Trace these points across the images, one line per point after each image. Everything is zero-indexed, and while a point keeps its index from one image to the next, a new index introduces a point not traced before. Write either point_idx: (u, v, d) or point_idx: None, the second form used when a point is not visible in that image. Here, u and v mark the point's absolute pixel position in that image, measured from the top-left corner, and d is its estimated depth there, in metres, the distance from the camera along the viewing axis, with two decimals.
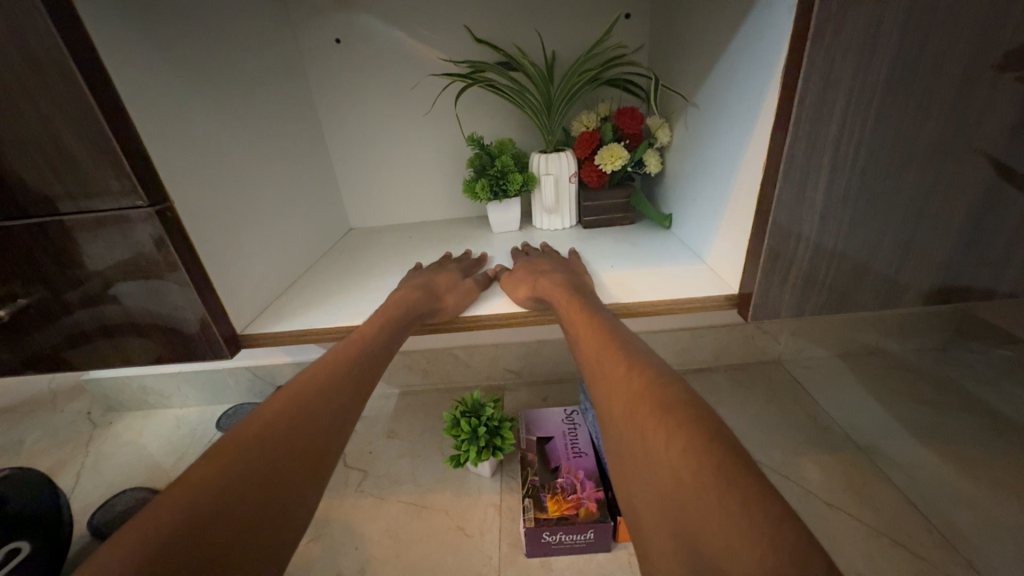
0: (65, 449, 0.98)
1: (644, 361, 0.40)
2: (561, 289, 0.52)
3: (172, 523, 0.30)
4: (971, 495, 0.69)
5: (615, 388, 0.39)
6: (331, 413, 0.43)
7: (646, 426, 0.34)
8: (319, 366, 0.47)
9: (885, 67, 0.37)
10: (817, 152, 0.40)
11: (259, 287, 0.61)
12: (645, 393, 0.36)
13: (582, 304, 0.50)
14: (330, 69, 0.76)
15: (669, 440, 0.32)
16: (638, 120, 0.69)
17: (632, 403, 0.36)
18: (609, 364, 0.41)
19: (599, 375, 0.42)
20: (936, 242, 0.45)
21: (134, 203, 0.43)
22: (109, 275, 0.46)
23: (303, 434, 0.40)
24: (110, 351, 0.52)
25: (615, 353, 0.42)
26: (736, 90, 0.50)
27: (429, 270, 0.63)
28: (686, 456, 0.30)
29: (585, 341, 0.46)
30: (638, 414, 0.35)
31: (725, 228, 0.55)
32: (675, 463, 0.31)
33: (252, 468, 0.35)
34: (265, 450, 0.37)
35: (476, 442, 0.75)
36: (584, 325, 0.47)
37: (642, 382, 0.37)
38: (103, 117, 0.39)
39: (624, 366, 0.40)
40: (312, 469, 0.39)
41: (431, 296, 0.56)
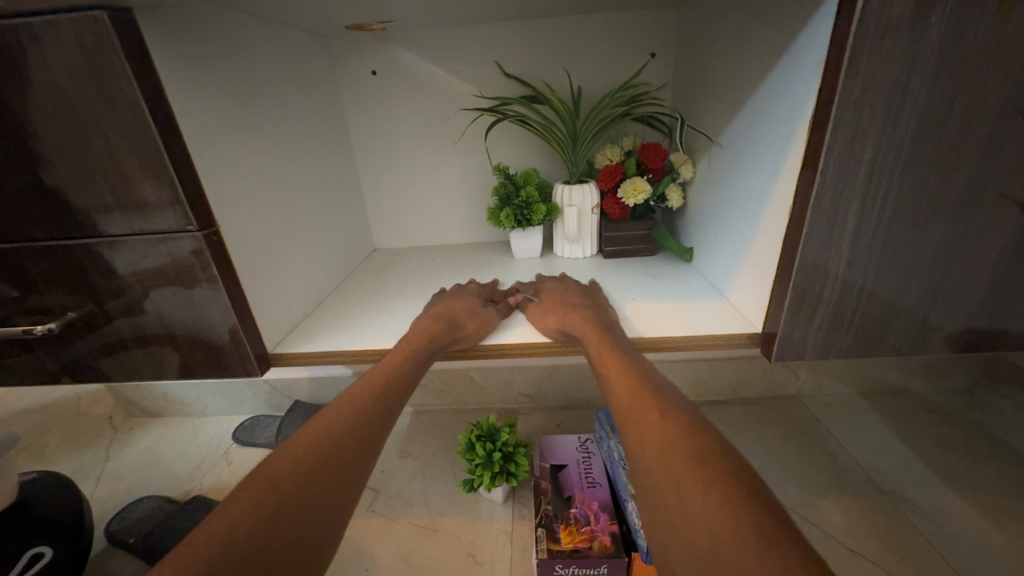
0: (87, 454, 1.00)
1: (677, 408, 0.40)
2: (590, 327, 0.53)
3: (208, 560, 0.31)
4: (1004, 548, 0.66)
5: (647, 435, 0.39)
6: (357, 444, 0.44)
7: (680, 478, 0.34)
8: (345, 399, 0.48)
9: (911, 121, 0.38)
10: (844, 199, 0.41)
11: (290, 306, 0.63)
12: (680, 442, 0.36)
13: (611, 345, 0.50)
14: (366, 97, 0.80)
15: (706, 494, 0.32)
16: (662, 156, 0.71)
17: (666, 452, 0.37)
18: (641, 410, 0.42)
19: (631, 419, 0.42)
20: (966, 290, 0.45)
21: (185, 226, 0.45)
22: (154, 291, 0.49)
23: (333, 466, 0.41)
24: (147, 362, 0.54)
25: (646, 398, 0.42)
26: (762, 133, 0.51)
27: (452, 295, 0.64)
28: (724, 514, 0.30)
29: (614, 383, 0.46)
30: (671, 463, 0.35)
31: (748, 266, 0.55)
32: (711, 519, 0.31)
33: (282, 501, 0.36)
34: (295, 482, 0.38)
35: (490, 467, 0.75)
36: (613, 365, 0.48)
37: (676, 431, 0.37)
38: (166, 148, 0.42)
39: (656, 412, 0.40)
40: (339, 501, 0.40)
41: (458, 324, 0.58)
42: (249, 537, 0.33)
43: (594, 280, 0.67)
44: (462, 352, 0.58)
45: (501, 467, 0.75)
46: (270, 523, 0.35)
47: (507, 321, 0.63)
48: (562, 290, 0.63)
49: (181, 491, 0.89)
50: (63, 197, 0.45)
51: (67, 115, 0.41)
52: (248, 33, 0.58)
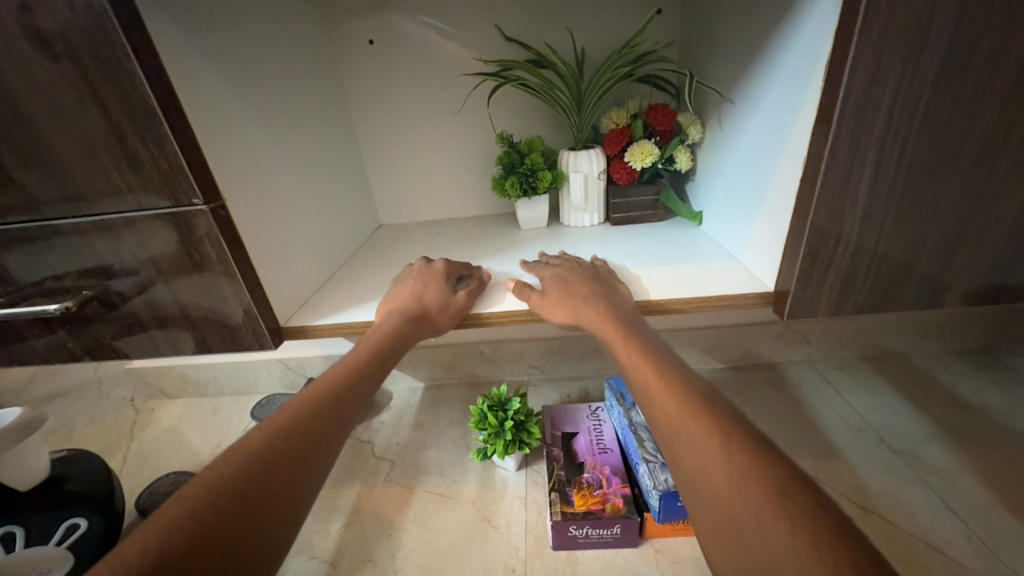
0: (112, 434, 1.03)
1: (734, 429, 0.38)
2: (611, 323, 0.52)
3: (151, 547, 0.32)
4: (1015, 503, 0.66)
5: (709, 459, 0.37)
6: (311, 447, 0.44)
7: (761, 515, 0.32)
8: (301, 400, 0.47)
9: (934, 62, 0.37)
10: (861, 149, 0.40)
11: (300, 281, 0.63)
12: (753, 474, 0.34)
13: (639, 345, 0.49)
14: (364, 68, 0.78)
15: (796, 535, 0.30)
16: (670, 117, 0.69)
17: (735, 482, 0.35)
18: (694, 429, 0.39)
19: (682, 437, 0.40)
20: (985, 241, 0.44)
21: (190, 201, 0.45)
22: (164, 268, 0.49)
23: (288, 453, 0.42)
24: (165, 341, 0.55)
25: (697, 413, 0.40)
26: (775, 85, 0.49)
27: (429, 273, 0.62)
28: (820, 556, 0.29)
29: (657, 396, 0.44)
30: (747, 495, 0.34)
31: (759, 226, 0.54)
32: (802, 560, 0.29)
33: (229, 508, 0.36)
34: (239, 483, 0.38)
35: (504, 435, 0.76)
36: (647, 368, 0.46)
37: (746, 459, 0.35)
38: (165, 120, 0.42)
39: (717, 434, 0.38)
40: (286, 508, 0.39)
41: (425, 321, 0.57)
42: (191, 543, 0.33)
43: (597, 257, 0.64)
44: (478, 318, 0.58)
45: (514, 435, 0.76)
46: (207, 519, 0.35)
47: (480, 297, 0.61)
48: (568, 272, 0.58)
49: (205, 466, 0.92)
50: (69, 177, 0.44)
51: (65, 88, 0.40)
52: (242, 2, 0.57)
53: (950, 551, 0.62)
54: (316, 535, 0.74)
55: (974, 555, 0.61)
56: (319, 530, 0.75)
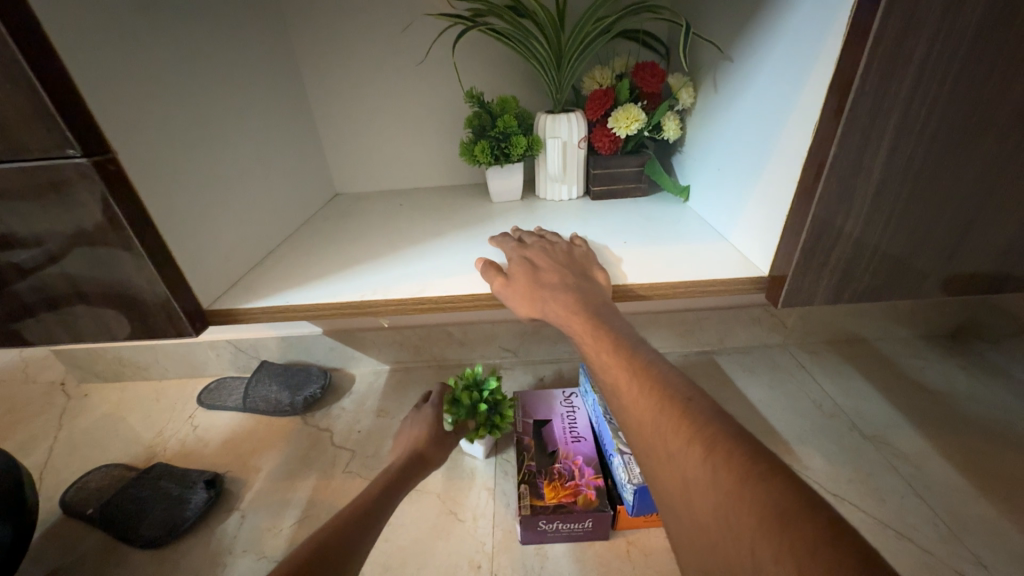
0: (37, 423, 0.93)
1: (719, 435, 0.34)
2: (579, 319, 0.45)
3: None
4: (978, 489, 0.67)
5: (691, 479, 0.33)
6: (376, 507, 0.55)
7: (751, 545, 0.28)
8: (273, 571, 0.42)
9: (976, 7, 0.31)
10: (882, 113, 0.34)
11: (233, 256, 0.55)
12: (739, 495, 0.30)
13: (612, 342, 0.43)
14: (311, 8, 0.67)
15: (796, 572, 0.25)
16: (659, 78, 0.61)
17: (722, 503, 0.30)
18: (673, 441, 0.35)
19: (660, 452, 0.36)
20: (998, 224, 0.40)
21: (66, 152, 0.36)
22: (46, 240, 0.40)
23: None
24: (61, 327, 0.46)
25: (675, 422, 0.36)
26: (782, 37, 0.43)
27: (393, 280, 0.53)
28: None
29: (632, 406, 0.39)
30: (736, 522, 0.29)
31: (754, 203, 0.49)
32: None
33: None
34: None
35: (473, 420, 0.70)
36: (615, 369, 0.42)
37: (728, 473, 0.31)
38: (16, 40, 0.32)
39: (698, 446, 0.33)
40: None
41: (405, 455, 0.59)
42: None
43: (575, 235, 0.57)
44: (436, 302, 0.51)
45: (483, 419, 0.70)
46: None
47: (430, 272, 0.55)
48: (540, 256, 0.52)
49: (143, 458, 0.84)
50: None
51: None
52: None
53: (918, 539, 0.61)
54: (266, 533, 0.68)
55: (942, 542, 0.61)
56: (269, 528, 0.69)
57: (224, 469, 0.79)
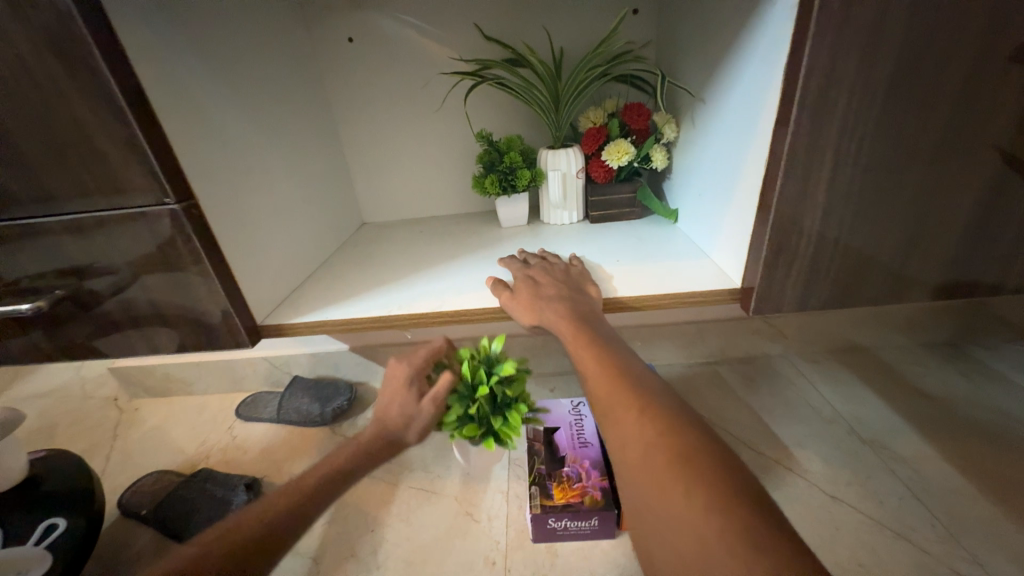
0: (95, 434, 1.03)
1: (655, 405, 0.43)
2: (570, 326, 0.52)
3: None
4: (975, 491, 0.69)
5: (629, 436, 0.42)
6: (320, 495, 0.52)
7: (662, 480, 0.37)
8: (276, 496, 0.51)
9: (885, 66, 0.38)
10: (819, 150, 0.41)
11: (279, 280, 0.64)
12: (662, 445, 0.39)
13: (591, 341, 0.51)
14: (343, 66, 0.78)
15: (690, 499, 0.35)
16: (645, 117, 0.70)
17: (648, 452, 0.39)
18: (619, 408, 0.44)
19: (610, 417, 0.44)
20: (940, 238, 0.45)
21: (162, 201, 0.45)
22: (136, 267, 0.49)
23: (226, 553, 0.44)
24: (140, 340, 0.54)
25: (629, 398, 0.44)
26: (740, 86, 0.50)
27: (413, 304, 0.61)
28: (705, 508, 0.34)
29: (593, 383, 0.48)
30: (656, 464, 0.38)
31: (728, 224, 0.55)
32: (699, 523, 0.34)
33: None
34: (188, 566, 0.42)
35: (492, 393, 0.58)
36: (592, 365, 0.49)
37: (660, 432, 0.40)
38: (134, 119, 0.41)
39: (636, 410, 0.43)
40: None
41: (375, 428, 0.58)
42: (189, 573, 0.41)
43: (574, 255, 0.64)
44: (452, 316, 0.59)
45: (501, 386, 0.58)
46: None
47: (445, 290, 0.63)
48: (540, 273, 0.60)
49: (189, 465, 0.92)
50: (39, 177, 0.44)
51: (29, 86, 0.40)
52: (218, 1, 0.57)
53: (914, 538, 0.64)
54: None
55: (939, 541, 0.63)
56: None
57: (262, 474, 0.86)
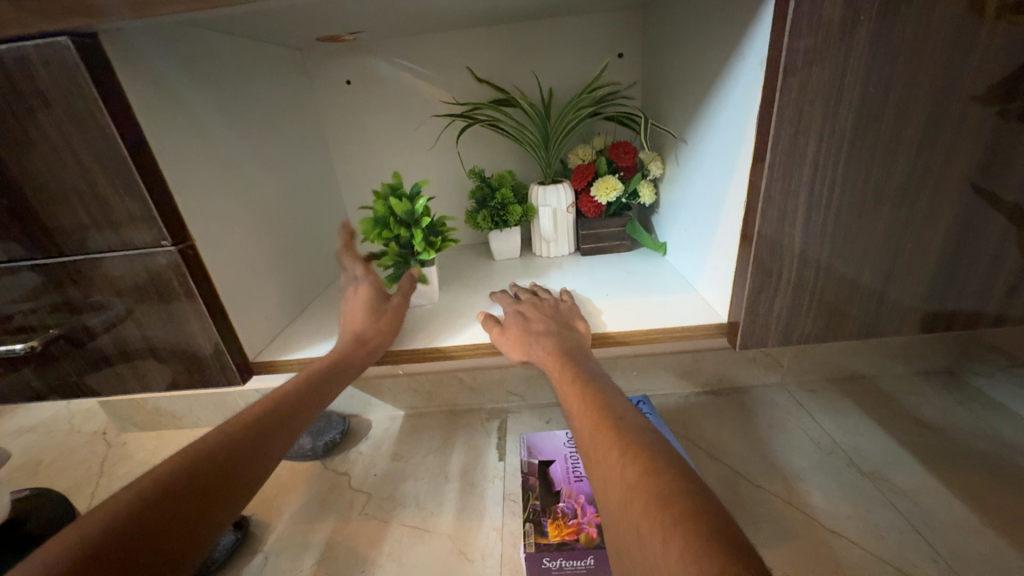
0: (80, 470, 1.00)
1: (639, 442, 0.40)
2: (555, 359, 0.53)
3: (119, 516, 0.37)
4: (978, 523, 0.67)
5: (611, 476, 0.39)
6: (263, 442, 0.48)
7: (640, 523, 0.34)
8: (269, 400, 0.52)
9: (851, 114, 0.40)
10: (793, 191, 0.42)
11: (272, 315, 0.64)
12: (640, 484, 0.36)
13: (575, 376, 0.51)
14: (339, 106, 0.81)
15: (666, 542, 0.32)
16: (632, 154, 0.72)
17: (630, 494, 0.37)
18: (603, 447, 0.42)
19: (595, 458, 0.42)
20: (918, 274, 0.47)
21: (159, 242, 0.46)
22: (131, 303, 0.49)
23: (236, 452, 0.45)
24: (131, 376, 0.54)
25: (609, 435, 0.42)
26: (717, 128, 0.53)
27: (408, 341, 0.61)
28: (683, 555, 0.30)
29: (581, 422, 0.47)
30: (632, 511, 0.36)
31: (713, 259, 0.57)
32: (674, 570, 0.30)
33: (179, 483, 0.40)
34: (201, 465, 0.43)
35: (416, 228, 0.64)
36: (575, 400, 0.49)
37: (635, 472, 0.37)
38: (135, 166, 0.43)
39: (617, 450, 0.40)
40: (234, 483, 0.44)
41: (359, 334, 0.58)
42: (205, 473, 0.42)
43: (566, 289, 0.65)
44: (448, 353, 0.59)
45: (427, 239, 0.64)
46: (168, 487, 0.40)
47: (438, 326, 0.64)
48: (530, 309, 0.61)
49: None
50: (40, 219, 0.45)
51: (36, 135, 0.41)
52: (220, 50, 0.60)
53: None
54: (287, 573, 0.73)
55: None
56: (290, 568, 0.73)
57: (250, 511, 0.84)
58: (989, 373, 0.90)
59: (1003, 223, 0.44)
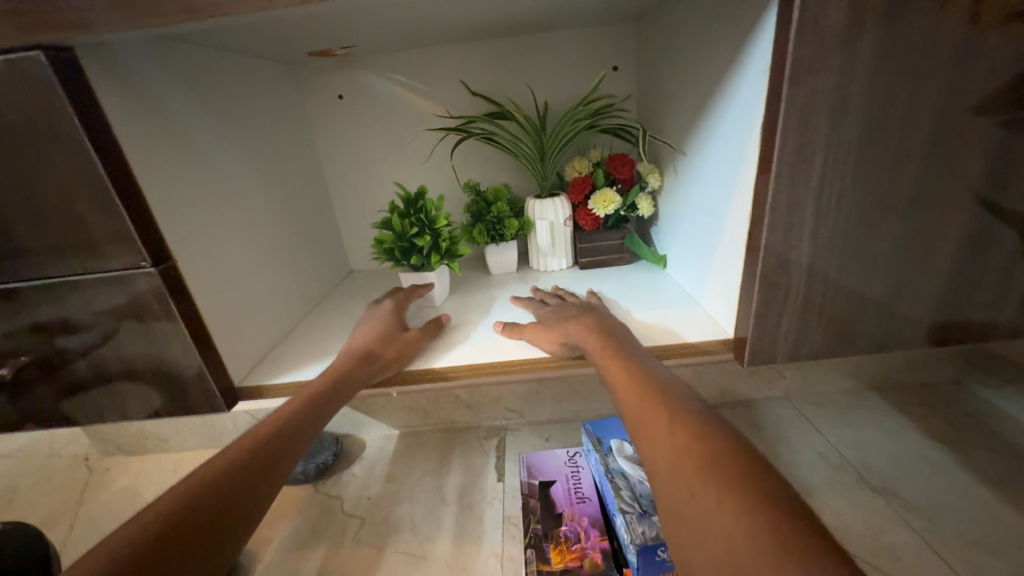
0: (60, 497, 0.95)
1: (687, 408, 0.40)
2: (595, 336, 0.53)
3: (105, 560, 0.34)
4: (996, 540, 0.65)
5: (654, 438, 0.39)
6: (263, 467, 0.45)
7: (691, 484, 0.34)
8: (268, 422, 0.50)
9: (857, 125, 0.39)
10: (799, 204, 0.41)
11: (260, 336, 0.62)
12: (693, 445, 0.36)
13: (615, 350, 0.50)
14: (332, 120, 0.80)
15: (720, 503, 0.32)
16: (629, 166, 0.71)
17: (677, 457, 0.36)
18: (647, 413, 0.41)
19: (637, 421, 0.42)
20: (928, 287, 0.45)
21: (139, 263, 0.44)
22: (110, 327, 0.47)
23: (234, 481, 0.43)
24: (110, 403, 0.51)
25: (655, 402, 0.42)
26: (718, 139, 0.52)
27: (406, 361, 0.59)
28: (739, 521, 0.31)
29: (620, 388, 0.46)
30: (683, 474, 0.35)
31: (716, 272, 0.55)
32: (728, 529, 0.31)
33: (172, 518, 0.38)
34: (197, 496, 0.40)
35: (429, 230, 0.66)
36: (616, 369, 0.48)
37: (686, 437, 0.37)
38: (114, 185, 0.41)
39: (665, 415, 0.40)
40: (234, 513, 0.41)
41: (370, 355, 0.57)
42: (201, 505, 0.40)
43: (592, 291, 0.66)
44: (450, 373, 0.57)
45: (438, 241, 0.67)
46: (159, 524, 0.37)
47: (435, 346, 0.61)
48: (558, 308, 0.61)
49: None
50: (12, 241, 0.43)
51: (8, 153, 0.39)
52: (208, 65, 0.59)
53: None
54: None
55: None
56: None
57: None
58: (995, 384, 0.89)
59: (1013, 234, 0.43)
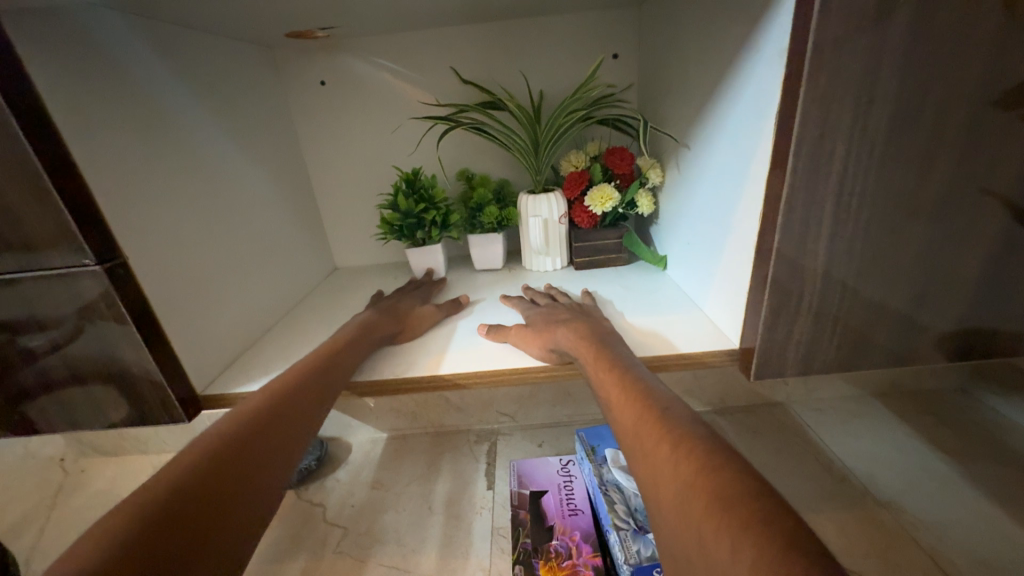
0: (30, 500, 0.90)
1: (690, 435, 0.35)
2: (586, 345, 0.49)
3: (127, 526, 0.30)
4: None
5: (659, 470, 0.35)
6: (280, 431, 0.42)
7: (702, 527, 0.30)
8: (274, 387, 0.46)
9: (885, 115, 0.34)
10: (817, 203, 0.37)
11: (229, 339, 0.58)
12: (699, 480, 0.32)
13: (610, 362, 0.46)
14: (315, 108, 0.75)
15: (734, 549, 0.27)
16: (629, 161, 0.67)
17: (685, 492, 0.32)
18: (648, 439, 0.37)
19: (638, 449, 0.38)
20: (955, 296, 0.41)
21: (82, 261, 0.39)
22: (53, 332, 0.42)
23: (253, 444, 0.40)
24: (59, 413, 0.47)
25: (656, 425, 0.38)
26: (726, 132, 0.48)
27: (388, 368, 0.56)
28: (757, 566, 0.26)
29: (618, 408, 0.42)
30: (690, 513, 0.31)
31: (721, 276, 0.51)
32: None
33: (198, 480, 0.35)
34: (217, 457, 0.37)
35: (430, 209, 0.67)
36: (612, 385, 0.44)
37: (692, 468, 0.33)
38: (48, 173, 0.36)
39: (667, 443, 0.35)
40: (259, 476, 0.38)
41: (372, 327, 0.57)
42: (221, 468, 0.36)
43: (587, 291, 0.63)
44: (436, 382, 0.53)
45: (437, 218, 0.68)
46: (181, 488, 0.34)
47: (419, 350, 0.58)
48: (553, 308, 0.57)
49: None
50: None
51: None
52: (172, 44, 0.54)
53: None
54: None
55: None
56: None
57: None
58: None
59: None
